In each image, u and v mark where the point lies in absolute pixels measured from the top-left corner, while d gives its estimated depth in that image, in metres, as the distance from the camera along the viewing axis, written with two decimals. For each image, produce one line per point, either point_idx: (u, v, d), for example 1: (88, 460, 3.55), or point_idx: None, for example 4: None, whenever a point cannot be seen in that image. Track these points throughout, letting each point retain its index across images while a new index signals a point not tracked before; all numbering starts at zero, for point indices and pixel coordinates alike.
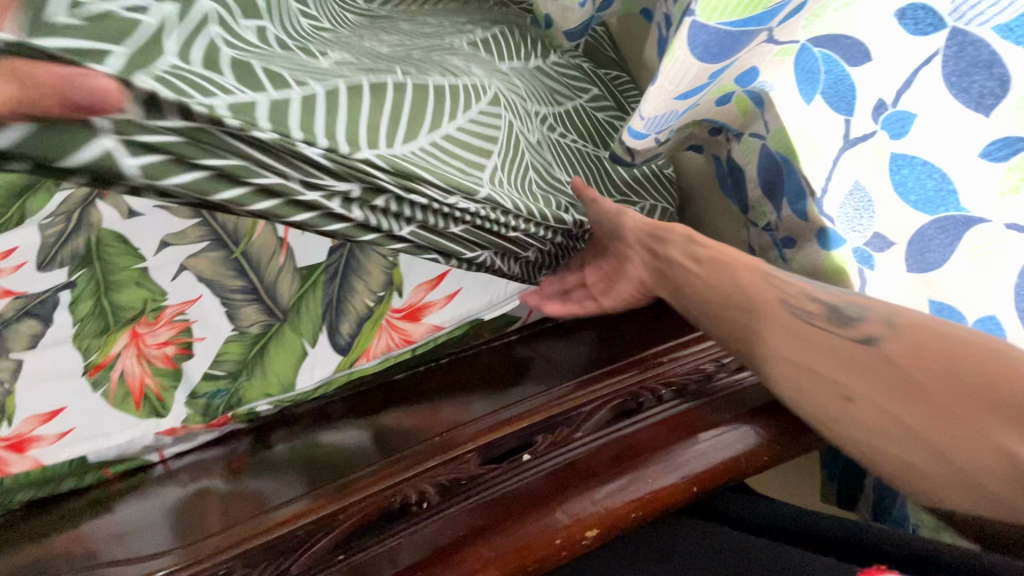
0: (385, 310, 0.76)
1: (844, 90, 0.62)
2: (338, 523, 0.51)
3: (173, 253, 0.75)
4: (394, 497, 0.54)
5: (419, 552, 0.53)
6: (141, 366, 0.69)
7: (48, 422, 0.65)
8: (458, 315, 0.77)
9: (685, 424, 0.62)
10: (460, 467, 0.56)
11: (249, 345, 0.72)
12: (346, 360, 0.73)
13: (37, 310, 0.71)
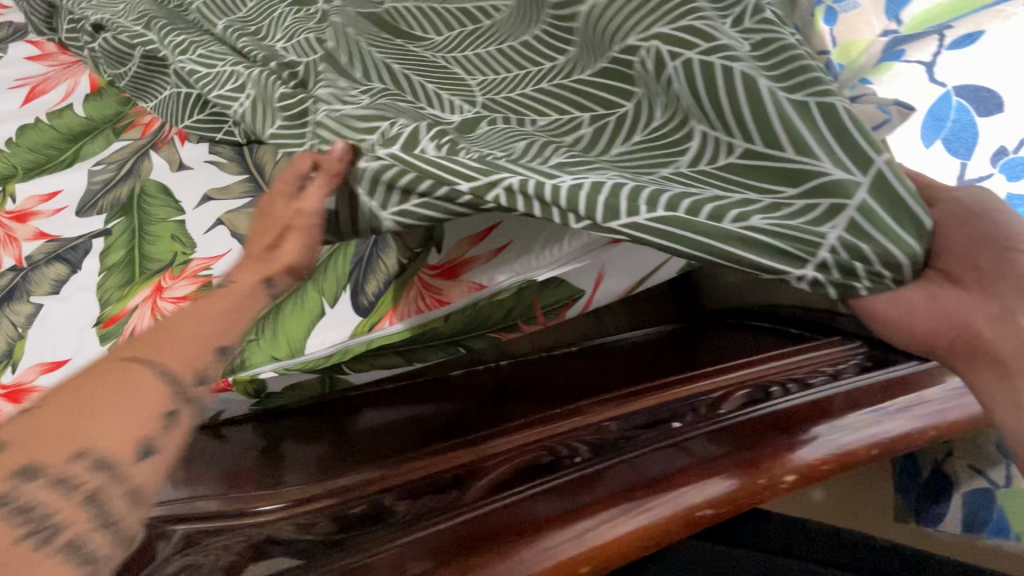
0: (418, 268, 0.59)
1: (965, 138, 0.45)
2: (483, 470, 0.44)
3: (213, 208, 0.70)
4: (542, 449, 0.45)
5: (581, 497, 0.41)
6: (153, 320, 0.62)
7: (49, 372, 0.61)
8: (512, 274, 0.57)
9: (886, 389, 0.48)
10: (601, 430, 0.48)
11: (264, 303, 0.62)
12: (365, 323, 0.59)
13: (68, 255, 0.68)
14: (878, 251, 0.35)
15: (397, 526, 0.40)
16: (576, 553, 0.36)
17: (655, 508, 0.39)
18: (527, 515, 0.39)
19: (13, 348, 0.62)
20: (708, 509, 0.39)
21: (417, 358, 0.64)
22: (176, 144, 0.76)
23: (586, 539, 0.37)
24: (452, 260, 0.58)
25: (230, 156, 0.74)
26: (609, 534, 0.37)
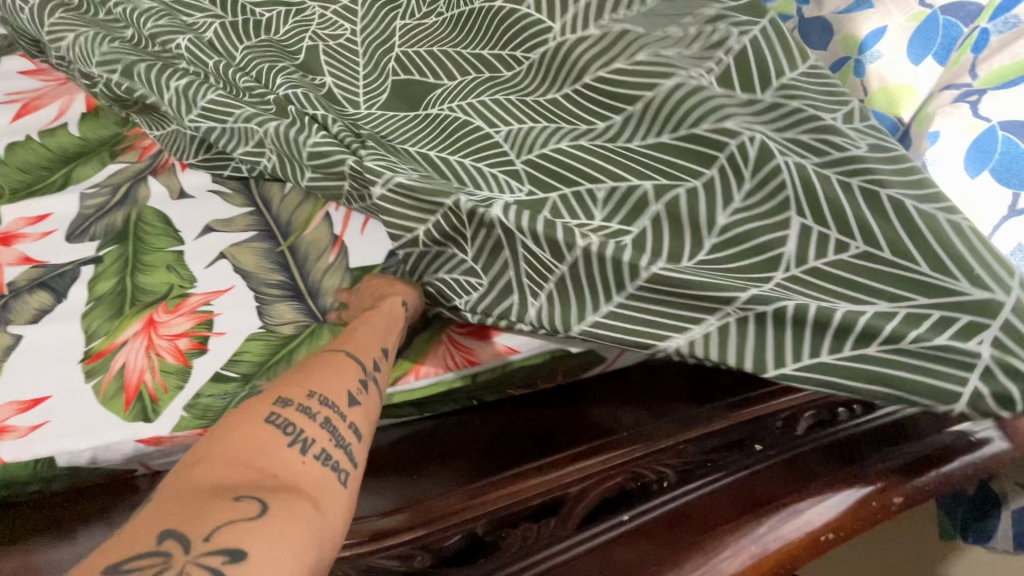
0: (444, 322, 0.62)
1: (1016, 168, 0.46)
2: (570, 500, 0.41)
3: (217, 240, 0.68)
4: (625, 473, 0.42)
5: (645, 563, 0.36)
6: (148, 359, 0.58)
7: (25, 412, 0.54)
8: (538, 339, 0.59)
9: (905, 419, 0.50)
10: (664, 458, 0.43)
11: (277, 347, 0.60)
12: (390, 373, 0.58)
13: (52, 282, 0.63)
14: None
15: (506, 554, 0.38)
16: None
17: (802, 516, 0.38)
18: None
19: None
20: (831, 531, 0.38)
21: (436, 410, 0.60)
22: (178, 172, 0.74)
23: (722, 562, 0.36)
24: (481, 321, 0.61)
25: (235, 188, 0.73)
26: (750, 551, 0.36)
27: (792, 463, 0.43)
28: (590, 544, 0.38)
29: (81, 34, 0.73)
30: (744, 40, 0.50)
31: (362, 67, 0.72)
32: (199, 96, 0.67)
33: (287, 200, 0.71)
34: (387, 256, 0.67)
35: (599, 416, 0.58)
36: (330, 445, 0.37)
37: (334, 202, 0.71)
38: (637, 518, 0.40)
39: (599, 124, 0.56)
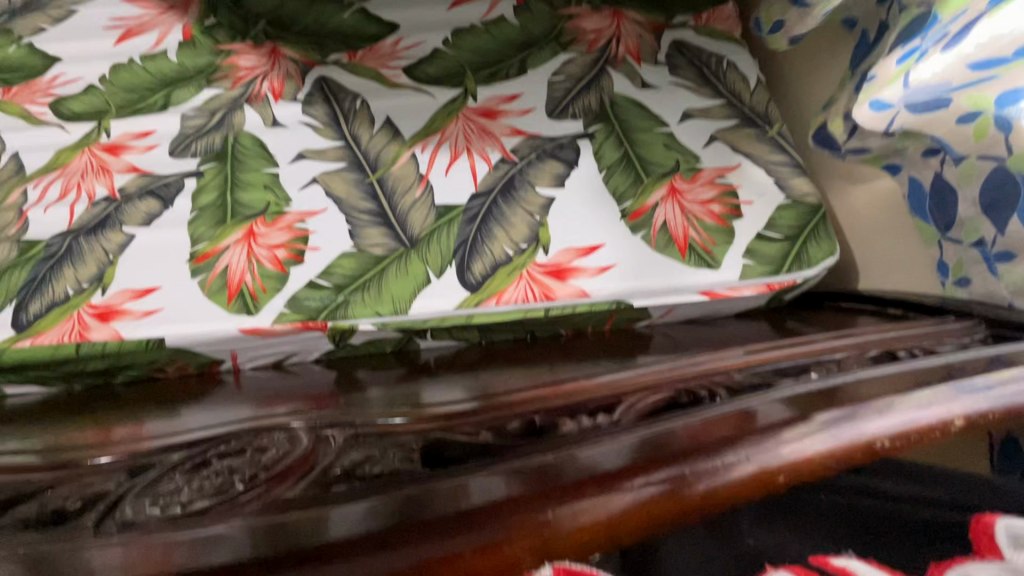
0: (526, 263, 0.61)
1: None
2: (622, 405, 0.38)
3: (309, 165, 0.70)
4: (678, 389, 0.39)
5: (702, 439, 0.33)
6: (248, 264, 0.63)
7: (139, 299, 0.61)
8: (613, 291, 0.59)
9: None
10: (720, 378, 0.42)
11: (365, 265, 0.63)
12: (473, 299, 0.60)
13: (160, 191, 0.69)
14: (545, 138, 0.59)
15: (559, 439, 0.33)
16: (745, 469, 0.31)
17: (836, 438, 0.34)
18: (659, 451, 0.32)
19: (101, 272, 0.62)
20: (892, 440, 0.35)
21: (492, 337, 0.66)
22: (272, 102, 0.74)
23: (779, 449, 0.33)
24: (562, 264, 0.61)
25: (326, 121, 0.73)
26: (804, 448, 0.33)
27: (846, 386, 0.39)
28: (654, 429, 0.34)
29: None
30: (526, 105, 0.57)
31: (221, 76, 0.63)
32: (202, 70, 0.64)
33: (375, 139, 0.72)
34: (472, 197, 0.66)
35: (645, 351, 0.60)
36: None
37: (421, 144, 0.71)
38: (689, 418, 0.35)
39: None
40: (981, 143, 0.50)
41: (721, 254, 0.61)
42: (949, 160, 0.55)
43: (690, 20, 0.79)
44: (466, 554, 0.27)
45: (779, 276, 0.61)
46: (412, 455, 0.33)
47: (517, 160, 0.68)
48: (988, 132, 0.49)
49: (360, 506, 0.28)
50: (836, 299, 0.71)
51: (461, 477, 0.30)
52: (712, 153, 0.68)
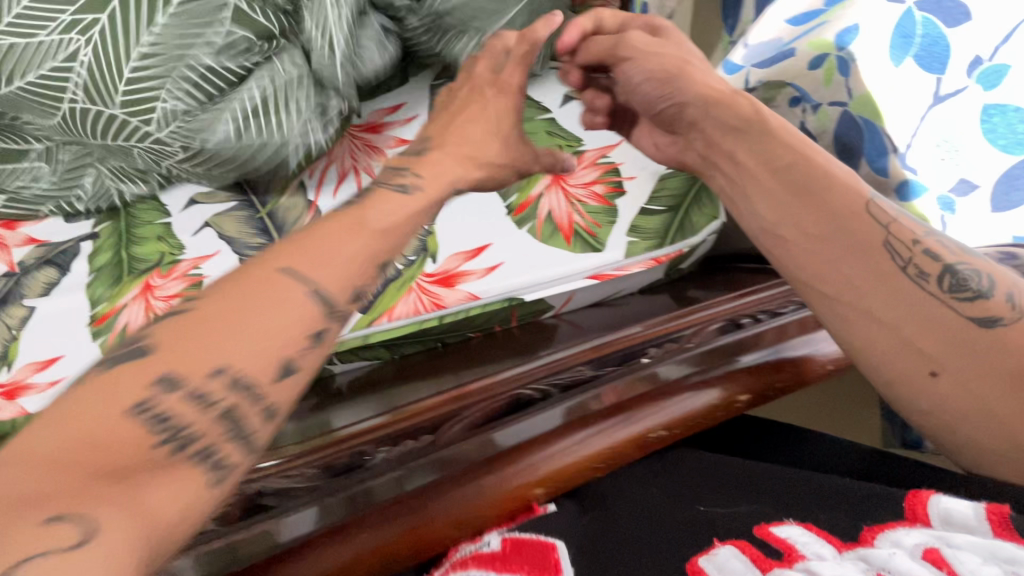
0: (415, 273, 0.61)
1: (937, 53, 0.44)
2: (461, 414, 0.46)
3: (200, 211, 0.70)
4: (517, 391, 0.48)
5: (502, 442, 0.45)
6: (147, 318, 0.63)
7: (44, 369, 0.62)
8: (501, 292, 0.58)
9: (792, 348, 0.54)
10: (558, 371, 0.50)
11: None
12: (365, 319, 0.59)
13: (56, 258, 0.69)
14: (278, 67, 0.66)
15: (386, 463, 0.43)
16: (523, 478, 0.43)
17: (590, 443, 0.45)
18: (461, 465, 0.43)
19: None
20: (661, 430, 0.47)
21: (404, 351, 0.65)
22: None
23: (542, 470, 0.44)
24: (450, 270, 0.60)
25: None
26: (567, 456, 0.44)
27: (665, 383, 0.49)
28: (472, 444, 0.44)
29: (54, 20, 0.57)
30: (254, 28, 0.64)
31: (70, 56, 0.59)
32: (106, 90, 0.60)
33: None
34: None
35: (546, 347, 0.59)
36: (222, 440, 0.34)
37: (309, 170, 0.71)
38: (507, 431, 0.45)
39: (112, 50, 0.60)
40: (828, 90, 0.48)
41: (606, 236, 0.60)
42: (809, 110, 0.51)
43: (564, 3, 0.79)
44: (372, 552, 0.40)
45: (666, 248, 0.59)
46: (233, 511, 0.40)
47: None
48: (834, 77, 0.47)
49: (308, 515, 0.41)
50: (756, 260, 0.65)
51: (360, 483, 0.42)
52: (594, 134, 0.67)
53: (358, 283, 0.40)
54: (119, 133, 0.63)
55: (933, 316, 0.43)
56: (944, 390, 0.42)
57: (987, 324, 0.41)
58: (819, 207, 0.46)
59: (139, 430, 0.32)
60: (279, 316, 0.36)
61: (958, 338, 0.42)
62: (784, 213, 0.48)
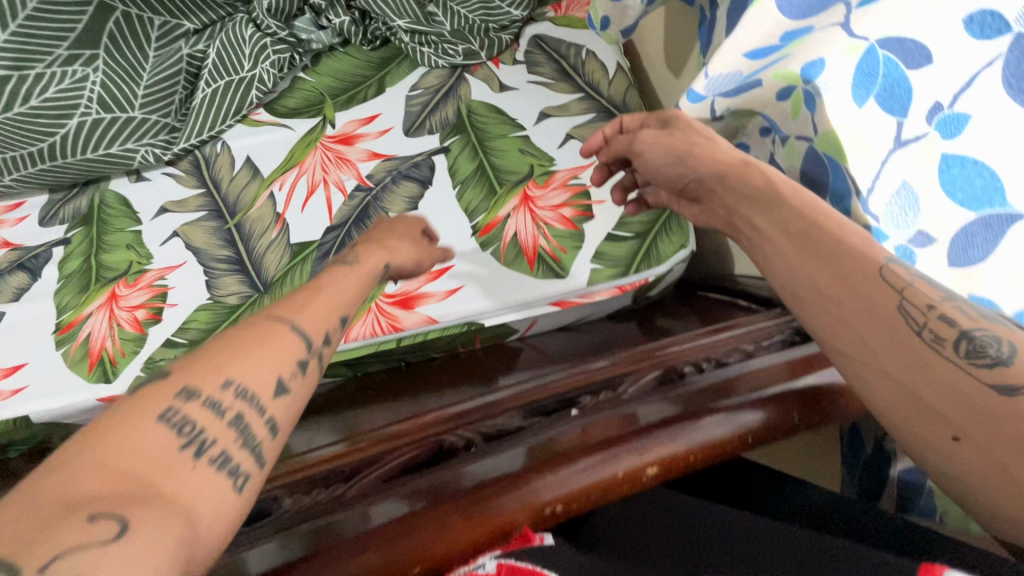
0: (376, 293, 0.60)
1: (898, 95, 0.36)
2: (376, 466, 0.37)
3: (171, 220, 0.70)
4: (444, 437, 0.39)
5: (406, 502, 0.35)
6: (109, 328, 0.63)
7: (7, 377, 0.62)
8: (460, 316, 0.57)
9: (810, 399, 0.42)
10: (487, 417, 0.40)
11: (222, 316, 0.62)
12: None
13: (29, 263, 0.70)
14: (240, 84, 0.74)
15: (282, 518, 0.35)
16: (410, 545, 0.33)
17: (515, 497, 0.35)
18: (351, 528, 0.34)
19: (99, 357, 0.61)
20: (657, 467, 0.37)
21: (364, 370, 0.63)
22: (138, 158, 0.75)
23: (434, 539, 0.33)
24: (409, 292, 0.59)
25: (188, 170, 0.73)
26: (501, 508, 0.34)
27: (647, 424, 0.38)
28: (378, 502, 0.35)
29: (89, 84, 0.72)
30: (225, 64, 0.74)
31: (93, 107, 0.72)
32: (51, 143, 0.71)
33: (236, 180, 0.71)
34: (326, 228, 0.65)
35: (506, 374, 0.57)
36: (234, 446, 0.29)
37: (279, 181, 0.70)
38: (422, 482, 0.36)
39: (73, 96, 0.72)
40: (795, 124, 0.44)
41: (570, 261, 0.58)
42: (778, 142, 0.48)
43: (548, 12, 0.77)
44: None
45: (631, 276, 0.57)
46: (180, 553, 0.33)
47: (373, 186, 0.67)
48: (801, 110, 0.43)
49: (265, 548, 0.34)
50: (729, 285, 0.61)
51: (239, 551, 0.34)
52: (566, 154, 0.65)
53: (330, 325, 0.36)
54: (126, 128, 0.73)
55: (950, 388, 0.35)
56: (966, 458, 0.34)
57: (1003, 393, 0.34)
58: (837, 286, 0.39)
59: (165, 433, 0.27)
60: (274, 354, 0.31)
61: (992, 411, 0.34)
62: (823, 288, 0.40)
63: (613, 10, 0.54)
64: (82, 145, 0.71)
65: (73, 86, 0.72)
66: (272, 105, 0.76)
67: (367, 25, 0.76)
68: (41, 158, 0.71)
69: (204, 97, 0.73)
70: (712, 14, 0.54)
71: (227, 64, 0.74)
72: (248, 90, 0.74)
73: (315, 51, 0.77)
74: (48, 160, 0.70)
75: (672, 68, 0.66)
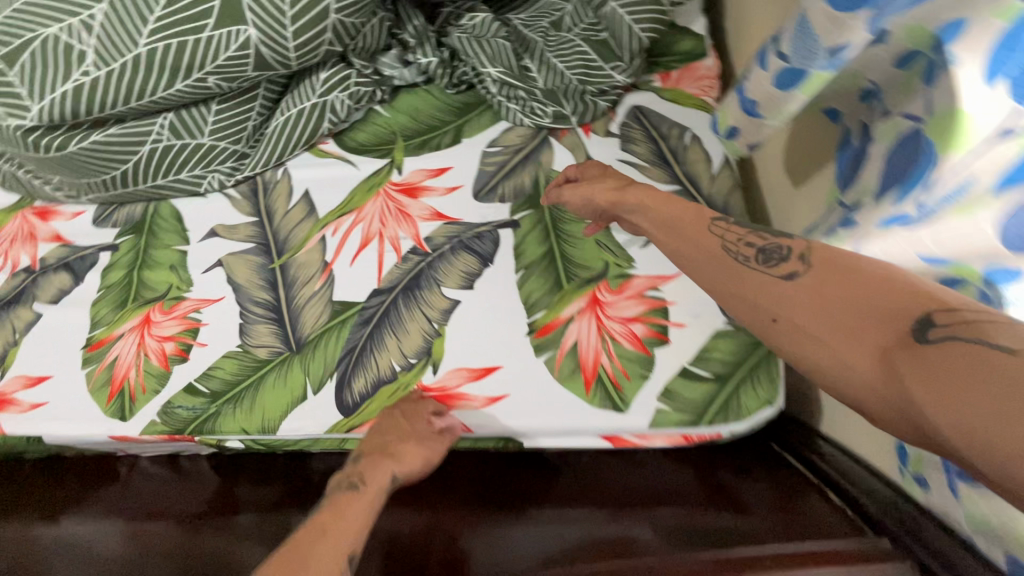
0: (411, 382, 0.54)
1: None
2: None
3: (219, 245, 0.66)
4: None
5: None
6: (136, 356, 0.60)
7: (32, 388, 0.60)
8: (497, 430, 0.52)
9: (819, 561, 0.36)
10: None
11: (248, 370, 0.57)
12: (345, 423, 0.54)
13: (74, 264, 0.68)
14: (312, 112, 0.68)
15: None
16: None
17: None
18: None
19: (120, 386, 0.59)
20: None
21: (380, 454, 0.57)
22: None
23: None
24: (448, 388, 0.53)
25: (245, 193, 0.69)
26: None
27: None
28: None
29: (167, 120, 0.66)
30: (306, 92, 0.68)
31: (170, 139, 0.67)
32: (123, 169, 0.67)
33: (290, 215, 0.67)
34: (373, 291, 0.60)
35: (539, 508, 0.50)
36: None
37: (334, 225, 0.65)
38: None
39: (146, 121, 0.66)
40: None
41: (632, 394, 0.51)
42: None
43: (655, 80, 0.68)
44: None
45: (700, 428, 0.49)
46: None
47: (430, 252, 0.61)
48: None
49: None
50: (810, 453, 0.52)
51: None
52: (648, 256, 0.57)
53: None
54: (197, 159, 0.68)
55: (769, 291, 0.36)
56: (785, 337, 0.34)
57: (790, 279, 0.36)
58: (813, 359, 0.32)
59: None
60: None
61: (801, 301, 0.34)
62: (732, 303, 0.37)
63: (744, 124, 0.45)
64: (155, 176, 0.68)
65: (149, 117, 0.66)
66: (343, 136, 0.71)
67: (457, 68, 0.70)
68: (113, 183, 0.68)
69: (276, 125, 0.69)
70: (863, 145, 0.44)
71: (305, 92, 0.68)
72: (323, 122, 0.69)
73: (395, 86, 0.72)
74: (116, 181, 0.68)
75: (794, 179, 0.57)
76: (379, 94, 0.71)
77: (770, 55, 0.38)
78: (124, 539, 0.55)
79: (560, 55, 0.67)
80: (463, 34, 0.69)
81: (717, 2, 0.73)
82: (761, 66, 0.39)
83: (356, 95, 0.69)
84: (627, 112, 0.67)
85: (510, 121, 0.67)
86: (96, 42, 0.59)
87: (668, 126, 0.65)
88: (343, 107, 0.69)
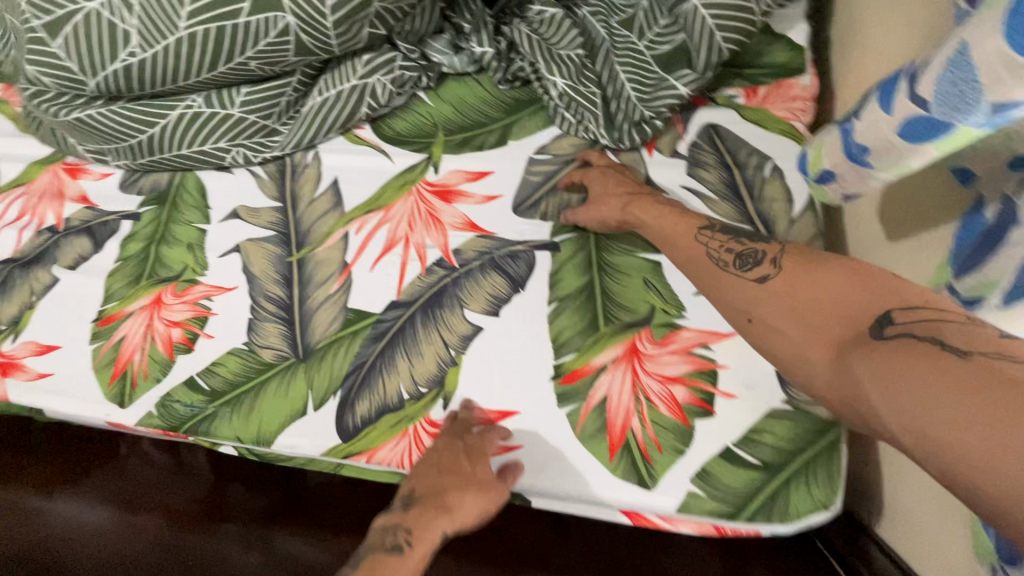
0: (418, 413, 0.50)
1: None
2: None
3: (238, 228, 0.62)
4: None
5: None
6: (143, 338, 0.58)
7: (41, 356, 0.59)
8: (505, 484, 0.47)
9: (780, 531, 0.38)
10: None
11: (251, 372, 0.54)
12: (344, 448, 0.50)
13: (96, 229, 0.65)
14: (349, 94, 0.62)
15: None
16: None
17: None
18: None
19: (124, 368, 0.57)
20: None
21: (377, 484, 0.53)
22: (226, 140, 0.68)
23: None
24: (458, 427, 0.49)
25: (272, 173, 0.65)
26: None
27: None
28: None
29: (201, 94, 0.63)
30: (346, 73, 0.62)
31: (198, 111, 0.63)
32: (150, 139, 0.64)
33: (315, 204, 0.62)
34: (390, 301, 0.55)
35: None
36: None
37: (359, 221, 0.60)
38: None
39: (182, 96, 0.63)
40: None
41: (661, 470, 0.44)
42: None
43: (737, 95, 0.59)
44: None
45: (737, 522, 0.43)
46: None
47: (457, 267, 0.55)
48: None
49: None
50: (859, 562, 0.45)
51: None
52: (701, 306, 0.49)
53: None
54: (221, 133, 0.63)
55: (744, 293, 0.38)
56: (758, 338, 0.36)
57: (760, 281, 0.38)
58: None
59: None
60: None
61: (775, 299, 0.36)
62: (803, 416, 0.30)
63: (846, 171, 0.38)
64: (179, 147, 0.64)
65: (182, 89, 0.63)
66: (381, 122, 0.65)
67: (512, 60, 0.62)
68: (140, 150, 0.65)
69: (310, 106, 0.63)
70: (1003, 221, 0.34)
71: (344, 72, 0.63)
72: (360, 108, 0.63)
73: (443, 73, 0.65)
74: (143, 150, 0.65)
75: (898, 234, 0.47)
76: (425, 80, 0.64)
77: (899, 97, 0.31)
78: (110, 527, 0.53)
79: (632, 59, 0.58)
80: (526, 27, 0.62)
81: (827, 6, 0.62)
82: (882, 109, 0.32)
83: (399, 81, 0.63)
84: (700, 129, 0.58)
85: (564, 125, 0.60)
86: (138, 20, 0.57)
87: (746, 151, 0.56)
88: (383, 93, 0.63)
